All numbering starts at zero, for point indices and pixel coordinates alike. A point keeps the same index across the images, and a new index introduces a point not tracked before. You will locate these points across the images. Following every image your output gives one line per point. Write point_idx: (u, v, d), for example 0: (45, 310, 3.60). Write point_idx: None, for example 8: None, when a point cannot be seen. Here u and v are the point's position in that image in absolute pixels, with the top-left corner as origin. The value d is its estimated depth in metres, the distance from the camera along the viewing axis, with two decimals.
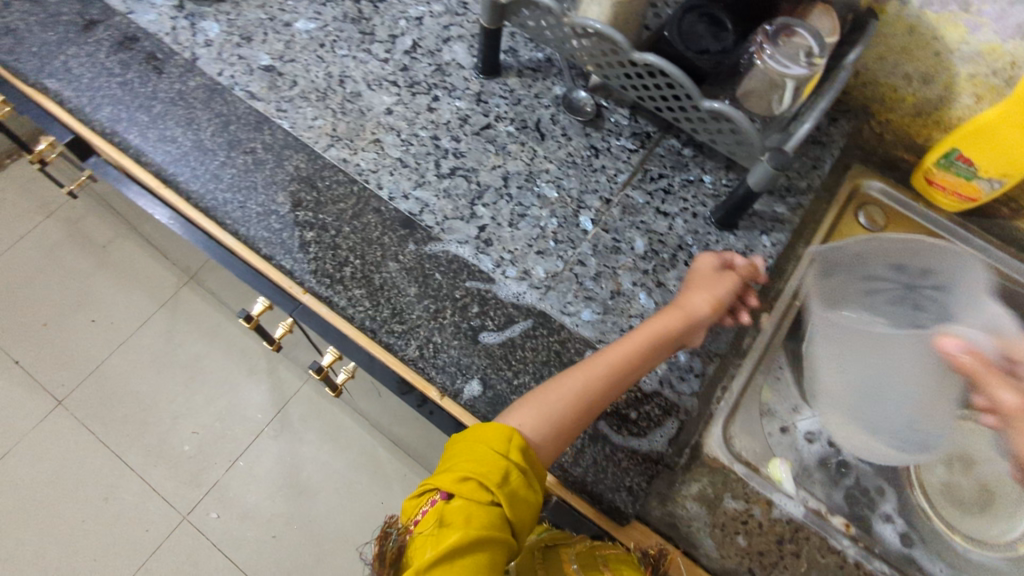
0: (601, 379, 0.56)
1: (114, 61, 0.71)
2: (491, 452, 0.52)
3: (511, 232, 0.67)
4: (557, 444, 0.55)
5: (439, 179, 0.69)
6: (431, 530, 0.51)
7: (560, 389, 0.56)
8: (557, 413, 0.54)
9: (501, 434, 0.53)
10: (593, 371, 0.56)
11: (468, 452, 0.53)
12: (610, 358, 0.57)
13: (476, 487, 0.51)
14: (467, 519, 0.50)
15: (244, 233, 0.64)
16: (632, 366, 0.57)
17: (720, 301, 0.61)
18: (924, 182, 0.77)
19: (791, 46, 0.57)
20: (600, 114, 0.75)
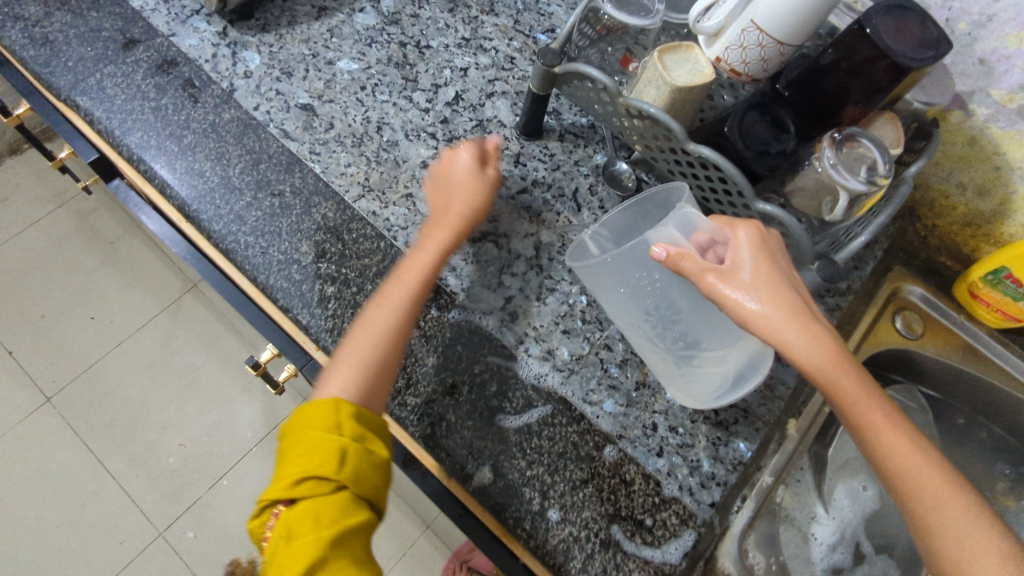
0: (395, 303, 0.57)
1: (150, 85, 0.69)
2: (321, 438, 0.50)
3: (537, 307, 0.64)
4: (387, 371, 0.55)
5: (469, 242, 0.67)
6: (281, 543, 0.47)
7: (363, 329, 0.56)
8: (370, 354, 0.55)
9: (325, 407, 0.51)
10: (390, 301, 0.57)
11: (300, 447, 0.50)
12: (398, 286, 0.58)
13: (315, 482, 0.48)
14: (315, 519, 0.47)
15: (262, 280, 0.62)
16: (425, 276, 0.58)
17: (477, 193, 0.62)
18: (967, 294, 0.74)
19: (853, 157, 0.54)
20: (640, 189, 0.73)
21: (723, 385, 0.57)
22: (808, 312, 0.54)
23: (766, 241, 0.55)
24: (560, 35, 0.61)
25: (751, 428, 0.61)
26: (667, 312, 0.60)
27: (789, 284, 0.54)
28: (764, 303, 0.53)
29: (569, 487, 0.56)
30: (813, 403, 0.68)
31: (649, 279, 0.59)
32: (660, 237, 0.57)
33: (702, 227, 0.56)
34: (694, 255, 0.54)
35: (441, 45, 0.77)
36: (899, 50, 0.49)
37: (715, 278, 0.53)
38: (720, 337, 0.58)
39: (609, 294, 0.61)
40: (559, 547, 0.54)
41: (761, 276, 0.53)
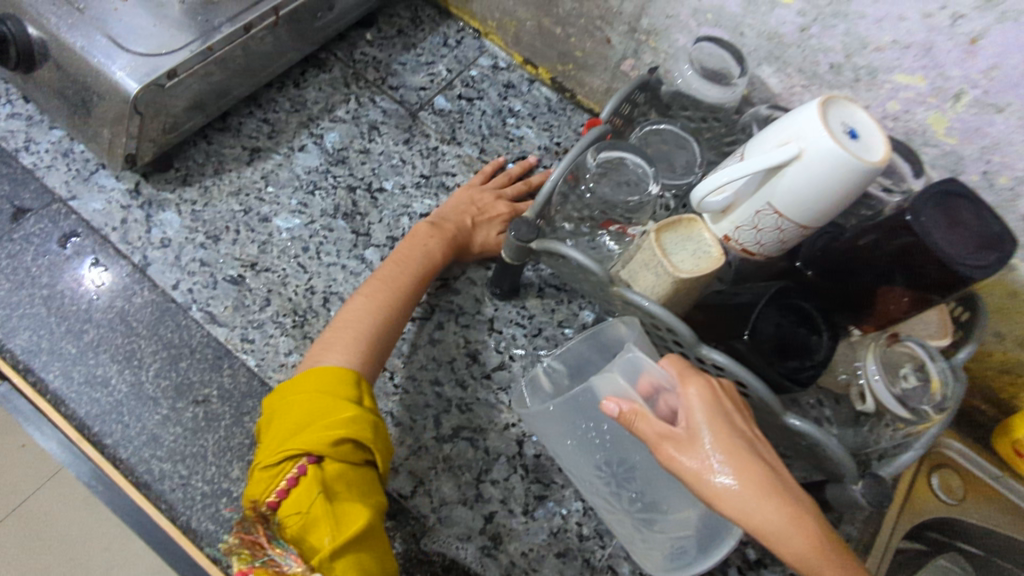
0: (392, 288, 0.54)
1: (42, 267, 0.57)
2: (336, 399, 0.45)
3: (524, 523, 0.53)
4: (381, 348, 0.52)
5: (438, 442, 0.56)
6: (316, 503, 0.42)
7: (351, 314, 0.52)
8: (367, 336, 0.51)
9: (340, 376, 0.47)
10: (376, 288, 0.54)
11: (306, 409, 0.45)
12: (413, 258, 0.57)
13: (349, 447, 0.44)
14: (349, 484, 0.44)
15: (183, 523, 0.50)
16: (425, 274, 0.57)
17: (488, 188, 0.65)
18: (1011, 450, 0.64)
19: (893, 355, 0.46)
20: None
21: (689, 549, 0.46)
22: (787, 485, 0.41)
23: (724, 400, 0.42)
24: (534, 205, 0.51)
25: None
26: (623, 469, 0.47)
27: (760, 451, 0.42)
28: (735, 480, 0.40)
29: None
30: None
31: (597, 431, 0.46)
32: (607, 386, 0.43)
33: (647, 373, 0.43)
34: (649, 414, 0.41)
35: (396, 186, 0.67)
36: (954, 253, 0.40)
37: (672, 448, 0.41)
38: (681, 496, 0.46)
39: (556, 445, 0.49)
40: None
41: (724, 445, 0.41)
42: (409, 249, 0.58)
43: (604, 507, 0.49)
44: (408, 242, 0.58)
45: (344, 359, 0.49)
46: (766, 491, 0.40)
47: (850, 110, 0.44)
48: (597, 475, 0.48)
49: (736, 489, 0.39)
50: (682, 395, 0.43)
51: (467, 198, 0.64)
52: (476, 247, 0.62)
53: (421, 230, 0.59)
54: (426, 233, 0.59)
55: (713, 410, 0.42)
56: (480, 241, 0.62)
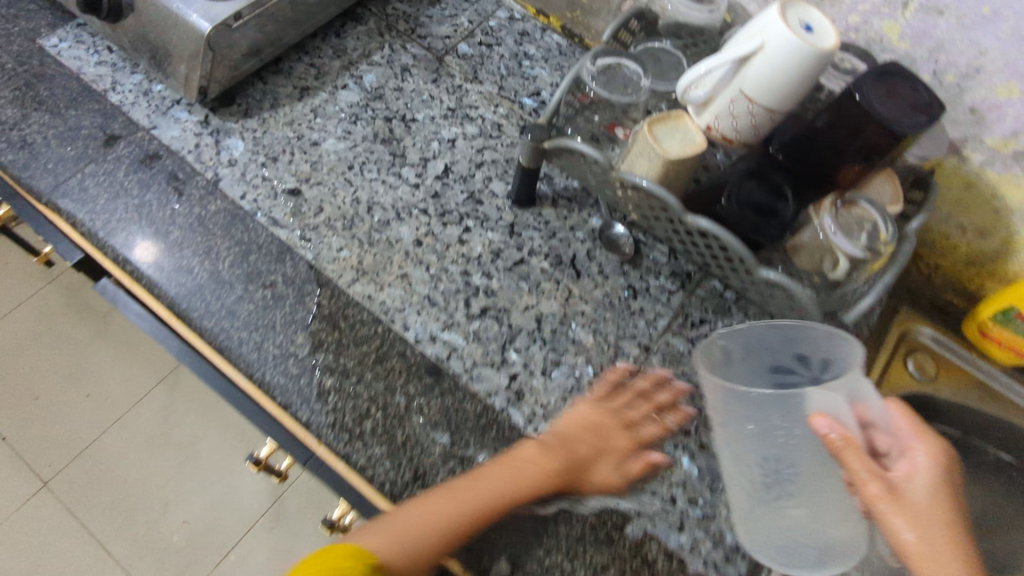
0: (484, 497, 0.53)
1: (133, 181, 0.68)
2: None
3: (543, 382, 0.63)
4: (417, 565, 0.51)
5: (468, 320, 0.65)
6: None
7: (421, 507, 0.52)
8: (417, 531, 0.51)
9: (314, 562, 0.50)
10: (464, 495, 0.53)
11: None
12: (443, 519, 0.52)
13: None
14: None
15: (259, 377, 0.60)
16: (523, 493, 0.54)
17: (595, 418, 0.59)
18: (977, 332, 0.73)
19: (853, 217, 0.55)
20: (638, 251, 0.72)
21: (808, 555, 0.51)
22: (961, 538, 0.47)
23: (948, 467, 0.50)
24: (546, 110, 0.61)
25: None
26: (785, 467, 0.54)
27: (965, 539, 0.47)
28: (922, 537, 0.46)
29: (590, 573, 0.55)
30: None
31: (787, 433, 0.54)
32: (821, 402, 0.53)
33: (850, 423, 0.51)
34: (861, 450, 0.48)
35: (427, 117, 0.77)
36: (891, 116, 0.49)
37: (876, 487, 0.47)
38: (834, 496, 0.52)
39: (734, 426, 0.55)
40: None
41: (927, 505, 0.48)
42: (525, 460, 0.55)
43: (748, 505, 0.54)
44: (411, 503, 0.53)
45: (388, 551, 0.51)
46: (947, 543, 0.46)
47: (805, 10, 0.52)
48: (752, 470, 0.55)
49: (932, 550, 0.46)
50: (910, 451, 0.51)
51: (606, 449, 0.58)
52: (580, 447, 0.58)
53: (521, 468, 0.55)
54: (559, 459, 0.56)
55: (932, 479, 0.49)
56: (517, 457, 0.56)
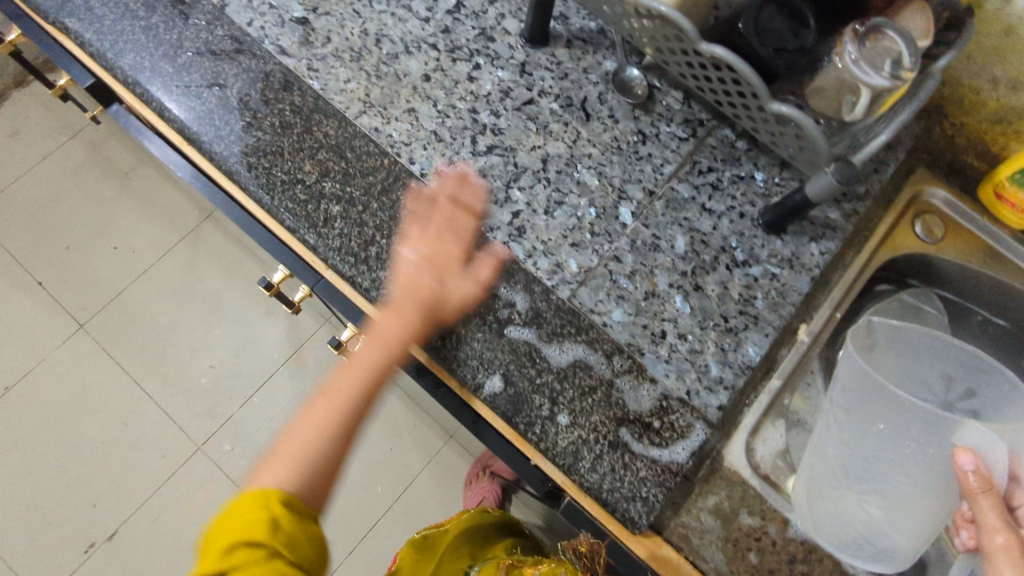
0: (364, 366, 0.58)
1: (138, 3, 0.67)
2: (258, 517, 0.51)
3: (546, 220, 0.64)
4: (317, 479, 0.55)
5: (474, 157, 0.66)
6: (241, 574, 0.48)
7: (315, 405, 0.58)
8: (353, 425, 0.57)
9: (260, 501, 0.52)
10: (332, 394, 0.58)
11: (236, 523, 0.51)
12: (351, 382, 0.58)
13: (246, 551, 0.49)
14: (254, 560, 0.48)
15: (268, 203, 0.62)
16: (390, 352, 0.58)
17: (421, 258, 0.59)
18: (992, 196, 0.72)
19: (879, 48, 0.52)
20: (651, 96, 0.71)
21: (858, 536, 0.59)
22: None
23: None
24: None
25: (760, 334, 0.63)
26: (862, 471, 0.60)
27: None
28: None
29: (578, 393, 0.59)
30: (824, 309, 0.68)
31: (921, 451, 0.58)
32: (971, 438, 0.55)
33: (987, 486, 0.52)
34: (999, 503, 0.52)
35: None
36: None
37: (1000, 539, 0.51)
38: (904, 529, 0.59)
39: (862, 427, 0.61)
40: (568, 449, 0.58)
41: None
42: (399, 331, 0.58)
43: (829, 493, 0.61)
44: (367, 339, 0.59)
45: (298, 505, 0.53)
46: None
47: None
48: (853, 462, 0.60)
49: None
50: None
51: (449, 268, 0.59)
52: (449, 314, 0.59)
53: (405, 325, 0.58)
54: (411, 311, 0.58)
55: None
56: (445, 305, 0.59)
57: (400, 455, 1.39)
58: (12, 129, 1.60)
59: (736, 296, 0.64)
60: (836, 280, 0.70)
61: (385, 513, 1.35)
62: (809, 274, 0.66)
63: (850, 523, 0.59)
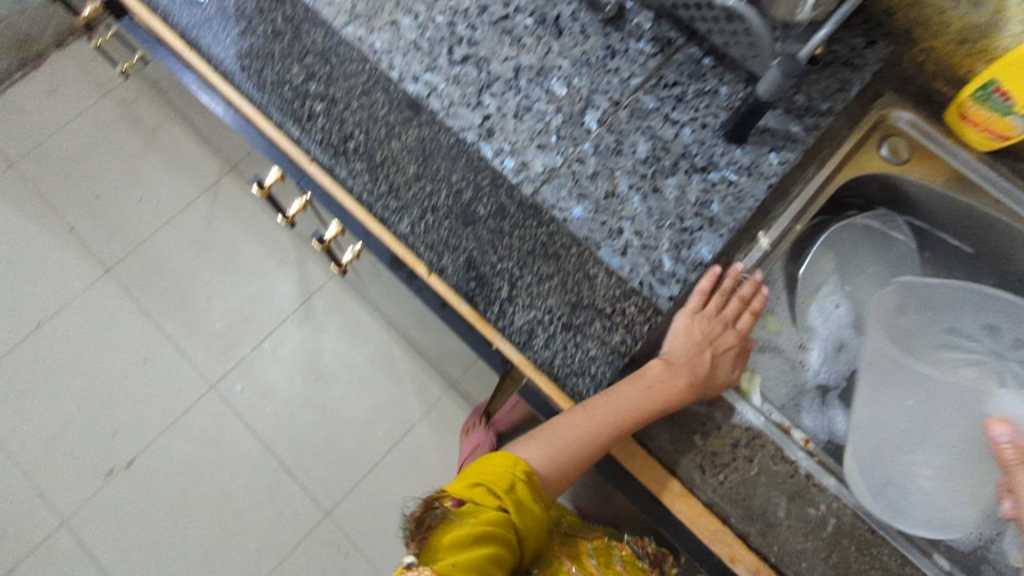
0: (633, 405, 0.58)
1: None
2: (503, 467, 0.61)
3: (514, 124, 0.69)
4: (562, 474, 0.61)
5: (451, 65, 0.70)
6: (482, 510, 0.59)
7: (592, 404, 0.58)
8: (559, 451, 0.60)
9: (508, 463, 0.61)
10: (598, 407, 0.58)
11: (483, 472, 0.62)
12: (629, 387, 0.59)
13: (485, 492, 0.60)
14: (489, 489, 0.60)
15: (258, 101, 0.67)
16: (696, 376, 0.61)
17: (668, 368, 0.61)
18: (956, 116, 0.75)
19: None
20: (622, 15, 0.75)
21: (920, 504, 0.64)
22: None
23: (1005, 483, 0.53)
24: None
25: (715, 235, 0.66)
26: (881, 430, 0.68)
27: None
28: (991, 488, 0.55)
29: (536, 279, 0.63)
30: (782, 219, 0.71)
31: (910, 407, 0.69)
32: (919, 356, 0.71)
33: (1006, 442, 0.55)
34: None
35: None
36: None
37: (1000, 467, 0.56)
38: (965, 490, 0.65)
39: (896, 398, 0.70)
40: (523, 327, 0.62)
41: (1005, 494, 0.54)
42: (710, 369, 0.62)
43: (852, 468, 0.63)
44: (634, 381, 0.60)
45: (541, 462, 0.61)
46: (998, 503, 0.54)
47: None
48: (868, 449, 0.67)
49: None
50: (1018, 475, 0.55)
51: (693, 336, 0.63)
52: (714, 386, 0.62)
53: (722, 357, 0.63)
54: (698, 334, 0.63)
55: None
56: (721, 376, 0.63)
57: (402, 401, 1.45)
58: (48, 85, 1.69)
59: (694, 199, 0.68)
60: (796, 194, 0.72)
61: (384, 455, 1.41)
62: (766, 182, 0.69)
63: (916, 487, 0.65)
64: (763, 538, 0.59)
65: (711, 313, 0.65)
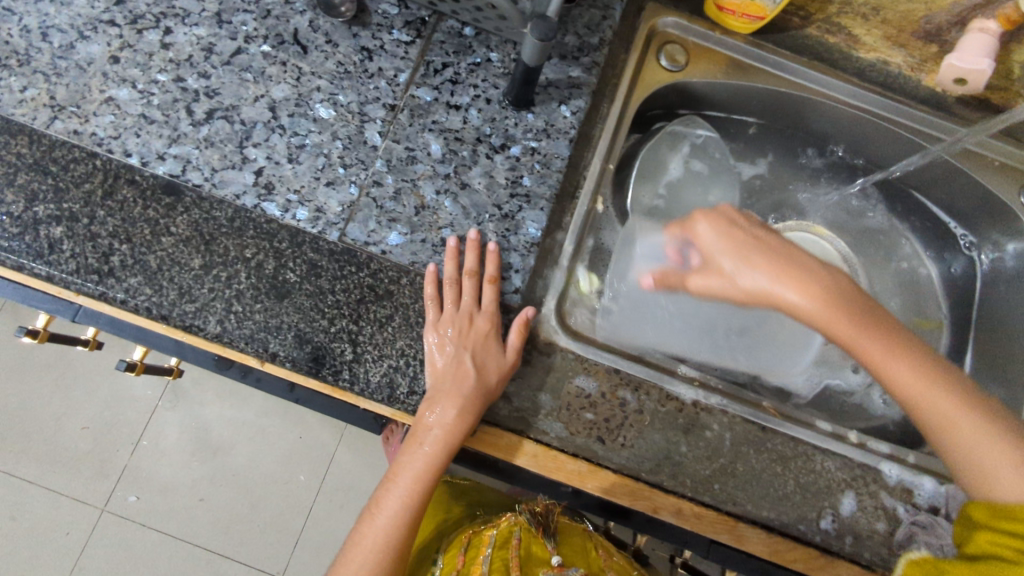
0: (415, 472, 0.60)
1: None
2: None
3: (292, 169, 0.62)
4: None
5: (195, 127, 0.62)
6: None
7: (360, 547, 0.60)
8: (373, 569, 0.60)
9: None
10: (401, 473, 0.60)
11: None
12: (413, 447, 0.59)
13: None
14: None
15: None
16: (485, 390, 0.58)
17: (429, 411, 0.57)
18: (715, 9, 0.76)
19: None
20: (364, 8, 0.68)
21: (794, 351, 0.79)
22: (772, 245, 0.58)
23: (709, 273, 0.59)
24: None
25: (536, 210, 0.64)
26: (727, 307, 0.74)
27: (760, 259, 0.57)
28: (753, 272, 0.57)
29: (376, 327, 0.58)
30: (593, 167, 0.70)
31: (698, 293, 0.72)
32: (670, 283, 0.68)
33: (673, 244, 0.65)
34: (695, 277, 0.59)
35: None
36: None
37: (693, 275, 0.60)
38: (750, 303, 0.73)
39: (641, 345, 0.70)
40: (382, 383, 0.58)
41: (804, 292, 0.56)
42: (441, 421, 0.57)
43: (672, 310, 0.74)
44: (422, 414, 0.57)
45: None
46: (821, 288, 0.56)
47: None
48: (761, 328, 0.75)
49: (816, 311, 0.55)
50: (696, 230, 0.61)
51: (450, 371, 0.57)
52: (445, 381, 0.57)
53: (440, 405, 0.57)
54: (450, 348, 0.58)
55: (718, 233, 0.60)
56: (435, 375, 0.57)
57: (311, 441, 1.38)
58: None
59: (505, 182, 0.65)
60: (598, 134, 0.71)
61: (314, 500, 1.35)
62: (566, 138, 0.67)
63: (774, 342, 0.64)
64: (678, 482, 0.61)
65: (431, 322, 0.59)
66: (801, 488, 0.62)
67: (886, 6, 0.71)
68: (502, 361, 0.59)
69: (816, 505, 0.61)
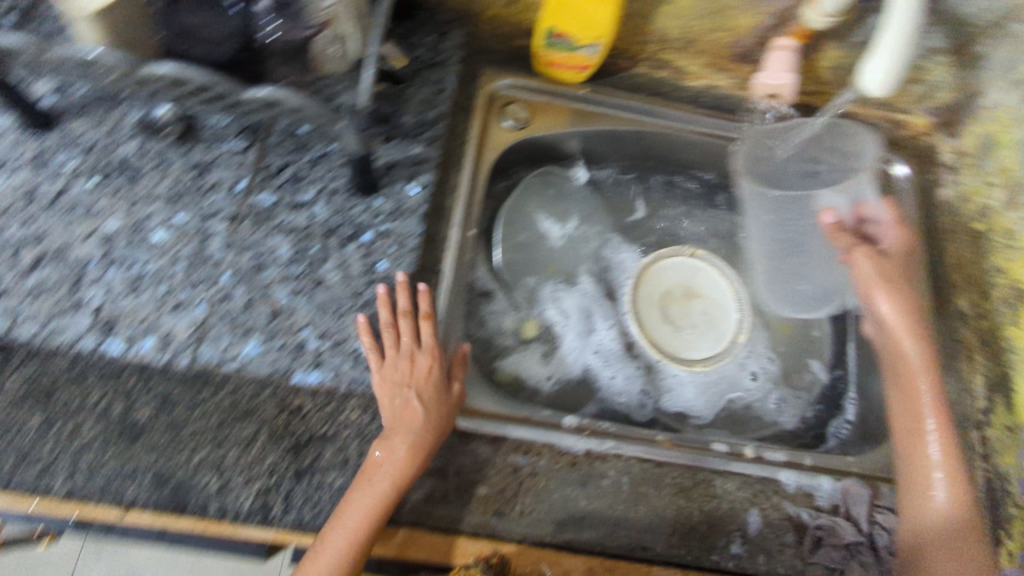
0: (358, 532, 0.53)
1: None
2: None
3: (132, 302, 0.59)
4: None
5: (23, 277, 0.59)
6: None
7: None
8: None
9: None
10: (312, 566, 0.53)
11: None
12: (332, 526, 0.53)
13: None
14: None
15: None
16: (428, 429, 0.58)
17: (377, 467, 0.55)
18: (545, 65, 0.78)
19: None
20: (192, 123, 0.67)
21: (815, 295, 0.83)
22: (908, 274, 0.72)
23: (881, 267, 0.71)
24: None
25: (396, 292, 0.63)
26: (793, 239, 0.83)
27: (908, 287, 0.70)
28: (889, 301, 0.69)
29: (240, 449, 0.56)
30: (453, 236, 0.70)
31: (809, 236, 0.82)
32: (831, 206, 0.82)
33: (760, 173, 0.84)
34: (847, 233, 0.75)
35: None
36: None
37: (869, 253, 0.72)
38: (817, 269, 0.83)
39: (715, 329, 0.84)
40: (254, 506, 0.54)
41: (902, 289, 0.70)
42: (392, 457, 0.55)
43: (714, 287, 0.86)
44: (357, 489, 0.54)
45: None
46: (900, 287, 0.70)
47: None
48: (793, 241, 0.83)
49: (898, 321, 0.68)
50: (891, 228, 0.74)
51: (398, 429, 0.57)
52: (394, 441, 0.56)
53: (393, 444, 0.56)
54: (395, 399, 0.58)
55: (895, 230, 0.74)
56: (380, 446, 0.56)
57: None
58: None
59: (360, 270, 0.64)
60: (452, 204, 0.72)
61: None
62: (417, 214, 0.67)
63: (794, 293, 0.84)
64: (586, 539, 0.59)
65: (376, 374, 0.58)
66: (706, 516, 0.61)
67: (697, 38, 0.77)
68: (446, 396, 0.61)
69: (725, 531, 0.61)
